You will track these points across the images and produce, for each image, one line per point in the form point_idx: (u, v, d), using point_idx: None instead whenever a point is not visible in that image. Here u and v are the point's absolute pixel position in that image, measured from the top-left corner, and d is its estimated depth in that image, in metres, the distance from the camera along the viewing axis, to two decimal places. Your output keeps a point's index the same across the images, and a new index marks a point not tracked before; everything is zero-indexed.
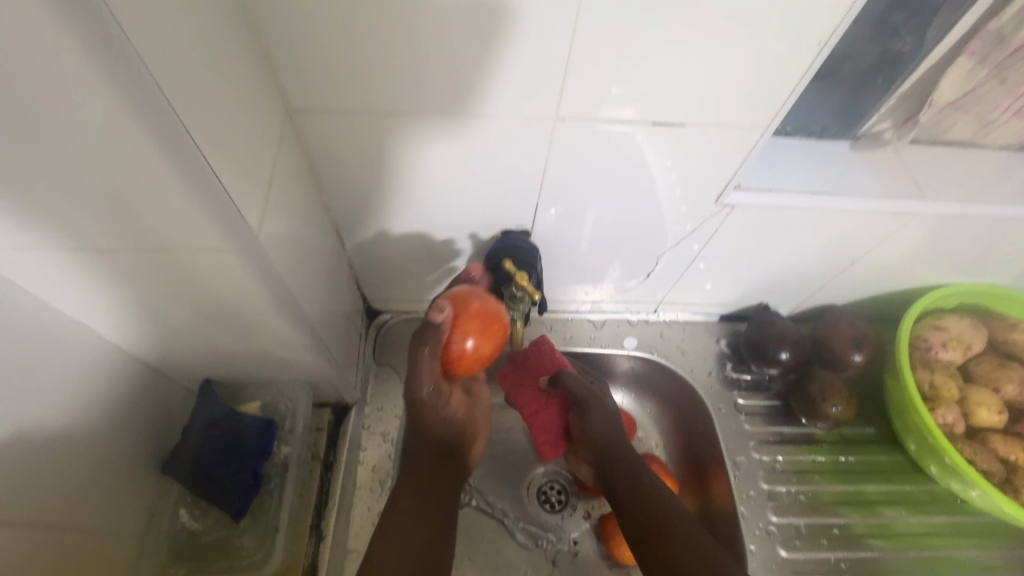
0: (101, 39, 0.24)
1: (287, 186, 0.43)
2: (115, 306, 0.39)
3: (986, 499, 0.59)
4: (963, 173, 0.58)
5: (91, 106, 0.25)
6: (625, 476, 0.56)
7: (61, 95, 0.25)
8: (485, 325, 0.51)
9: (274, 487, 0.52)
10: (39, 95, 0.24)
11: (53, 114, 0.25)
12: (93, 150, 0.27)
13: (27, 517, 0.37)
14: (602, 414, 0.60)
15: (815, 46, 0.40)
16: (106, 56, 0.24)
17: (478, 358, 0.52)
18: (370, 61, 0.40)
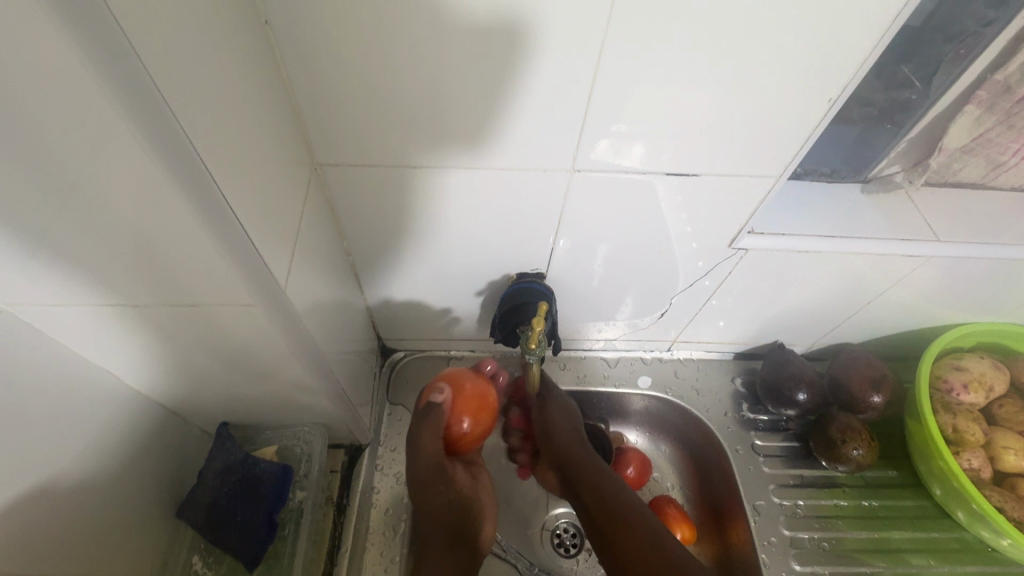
0: (153, 121, 0.25)
1: (311, 236, 0.44)
2: (140, 354, 0.40)
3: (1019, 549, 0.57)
4: (977, 216, 0.58)
5: (139, 178, 0.27)
6: (588, 476, 0.56)
7: (115, 169, 0.26)
8: (475, 404, 0.57)
9: (288, 533, 0.51)
10: (92, 166, 0.26)
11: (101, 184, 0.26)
12: (136, 213, 0.29)
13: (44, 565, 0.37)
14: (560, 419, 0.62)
15: (825, 102, 0.41)
16: (155, 136, 0.26)
17: (474, 433, 0.58)
18: (393, 119, 0.42)
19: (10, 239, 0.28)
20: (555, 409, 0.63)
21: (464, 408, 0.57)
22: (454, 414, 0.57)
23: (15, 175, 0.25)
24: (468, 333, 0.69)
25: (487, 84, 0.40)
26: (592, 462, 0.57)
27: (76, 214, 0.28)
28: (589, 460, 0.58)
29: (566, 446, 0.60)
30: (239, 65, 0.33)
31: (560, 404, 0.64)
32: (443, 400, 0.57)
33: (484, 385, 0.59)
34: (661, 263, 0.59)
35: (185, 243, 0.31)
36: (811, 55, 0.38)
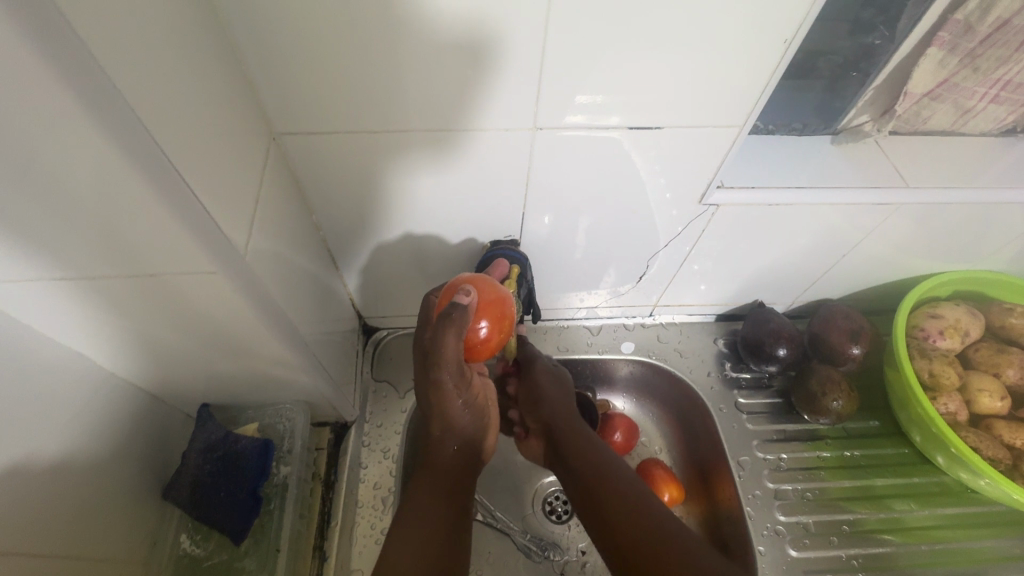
0: (82, 73, 0.24)
1: (274, 207, 0.44)
2: (108, 333, 0.39)
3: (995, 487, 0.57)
4: (946, 163, 0.59)
5: (68, 136, 0.26)
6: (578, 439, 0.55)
7: (54, 131, 0.25)
8: (498, 312, 0.44)
9: (275, 507, 0.51)
10: (13, 122, 0.24)
11: (42, 144, 0.25)
12: (69, 173, 0.27)
13: (29, 543, 0.37)
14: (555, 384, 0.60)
15: (781, 44, 0.41)
16: (84, 90, 0.24)
17: (495, 346, 0.45)
18: (347, 82, 0.41)
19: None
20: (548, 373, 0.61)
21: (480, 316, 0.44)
22: (475, 319, 0.43)
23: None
24: None
25: (437, 43, 0.39)
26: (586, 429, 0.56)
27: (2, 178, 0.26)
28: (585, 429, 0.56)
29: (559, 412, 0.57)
30: (177, 22, 0.31)
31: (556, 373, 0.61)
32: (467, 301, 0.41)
33: (503, 290, 0.47)
34: (637, 227, 0.58)
35: (137, 211, 0.30)
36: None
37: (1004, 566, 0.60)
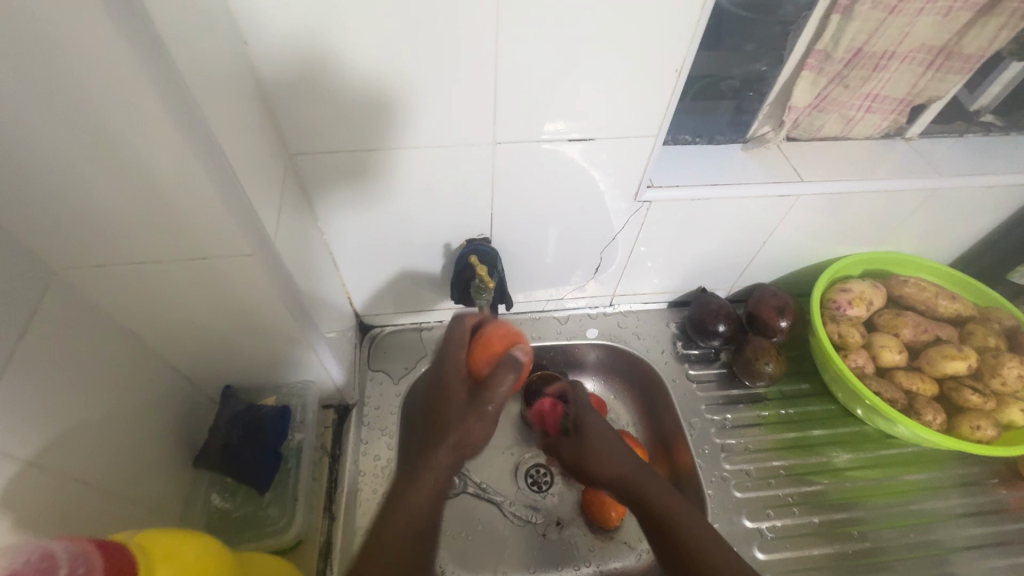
0: (179, 102, 0.35)
1: (289, 214, 0.53)
2: (160, 310, 0.49)
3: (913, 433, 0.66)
4: (837, 161, 0.72)
5: (160, 144, 0.36)
6: (598, 453, 0.56)
7: (156, 142, 0.36)
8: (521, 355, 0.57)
9: (291, 466, 0.60)
10: (130, 130, 0.35)
11: (149, 150, 0.36)
12: (157, 172, 0.37)
13: (107, 475, 0.46)
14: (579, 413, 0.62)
15: (673, 73, 0.51)
16: (176, 112, 0.35)
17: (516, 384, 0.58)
18: (348, 114, 0.51)
19: (65, 198, 0.37)
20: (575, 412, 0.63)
21: (493, 348, 0.55)
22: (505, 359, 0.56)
23: (70, 140, 0.34)
24: (435, 305, 0.80)
25: (412, 80, 0.49)
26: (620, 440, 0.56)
27: (109, 173, 0.37)
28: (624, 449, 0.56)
29: (580, 437, 0.59)
30: (231, 67, 0.42)
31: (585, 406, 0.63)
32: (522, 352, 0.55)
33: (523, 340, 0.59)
34: (590, 227, 0.70)
35: (204, 205, 0.40)
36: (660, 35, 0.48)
37: (915, 494, 0.71)
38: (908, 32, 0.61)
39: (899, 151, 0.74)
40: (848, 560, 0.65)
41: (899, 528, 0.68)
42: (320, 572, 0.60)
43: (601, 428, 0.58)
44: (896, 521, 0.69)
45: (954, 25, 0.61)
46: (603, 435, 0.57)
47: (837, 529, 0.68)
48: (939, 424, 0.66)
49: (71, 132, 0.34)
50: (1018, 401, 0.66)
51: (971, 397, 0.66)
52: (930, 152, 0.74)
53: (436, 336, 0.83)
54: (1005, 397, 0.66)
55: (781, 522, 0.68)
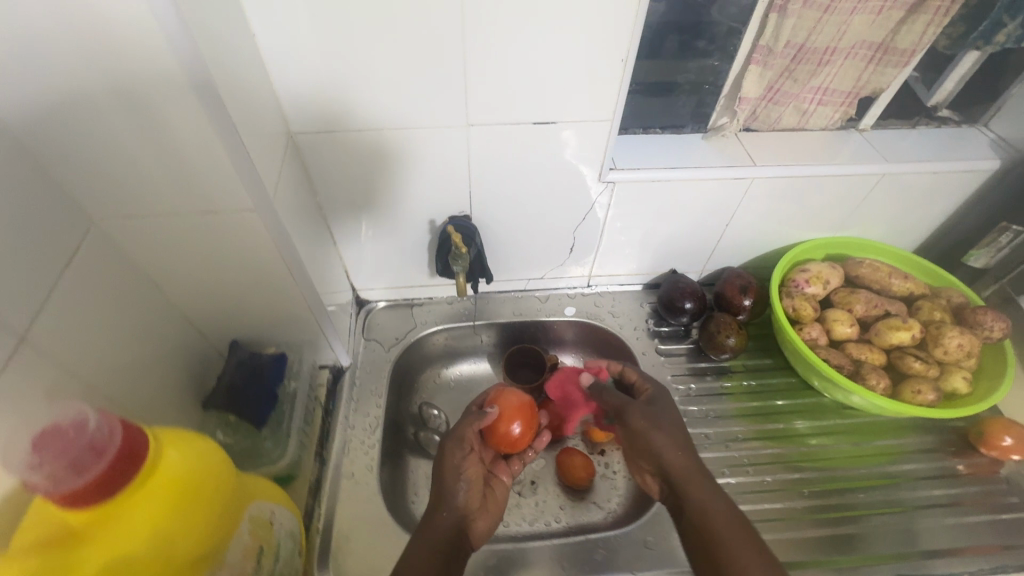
0: (200, 75, 0.42)
1: (289, 184, 0.62)
2: (178, 262, 0.56)
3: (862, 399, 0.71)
4: (793, 149, 0.78)
5: (182, 109, 0.44)
6: (661, 459, 0.61)
7: (177, 106, 0.43)
8: (523, 413, 0.74)
9: (286, 409, 0.67)
10: (157, 95, 0.42)
11: (173, 113, 0.44)
12: (178, 133, 0.45)
13: (128, 397, 0.54)
14: (652, 398, 0.68)
15: (620, 63, 0.58)
16: (199, 84, 0.42)
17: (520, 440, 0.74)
18: (341, 98, 0.59)
19: (102, 154, 0.45)
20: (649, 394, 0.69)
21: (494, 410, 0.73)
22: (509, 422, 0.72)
23: (109, 103, 0.42)
24: (425, 281, 0.88)
25: (394, 69, 0.57)
26: (687, 442, 0.61)
27: (139, 131, 0.44)
28: (682, 447, 0.61)
29: (648, 426, 0.63)
30: (246, 54, 0.51)
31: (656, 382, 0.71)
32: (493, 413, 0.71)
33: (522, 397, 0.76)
34: (562, 208, 0.77)
35: (216, 164, 0.48)
36: (608, 28, 0.55)
37: (864, 459, 0.76)
38: (845, 29, 0.67)
39: (853, 141, 0.80)
40: (813, 514, 0.70)
41: (863, 491, 0.73)
42: (311, 506, 0.67)
43: (665, 433, 0.62)
44: (859, 483, 0.74)
45: (888, 23, 0.67)
46: (668, 436, 0.62)
47: (805, 487, 0.73)
48: (883, 389, 0.71)
49: (110, 95, 0.42)
50: (960, 368, 0.70)
51: (914, 363, 0.71)
52: (881, 142, 0.80)
53: (426, 310, 0.91)
54: (948, 365, 0.71)
55: (736, 479, 0.74)
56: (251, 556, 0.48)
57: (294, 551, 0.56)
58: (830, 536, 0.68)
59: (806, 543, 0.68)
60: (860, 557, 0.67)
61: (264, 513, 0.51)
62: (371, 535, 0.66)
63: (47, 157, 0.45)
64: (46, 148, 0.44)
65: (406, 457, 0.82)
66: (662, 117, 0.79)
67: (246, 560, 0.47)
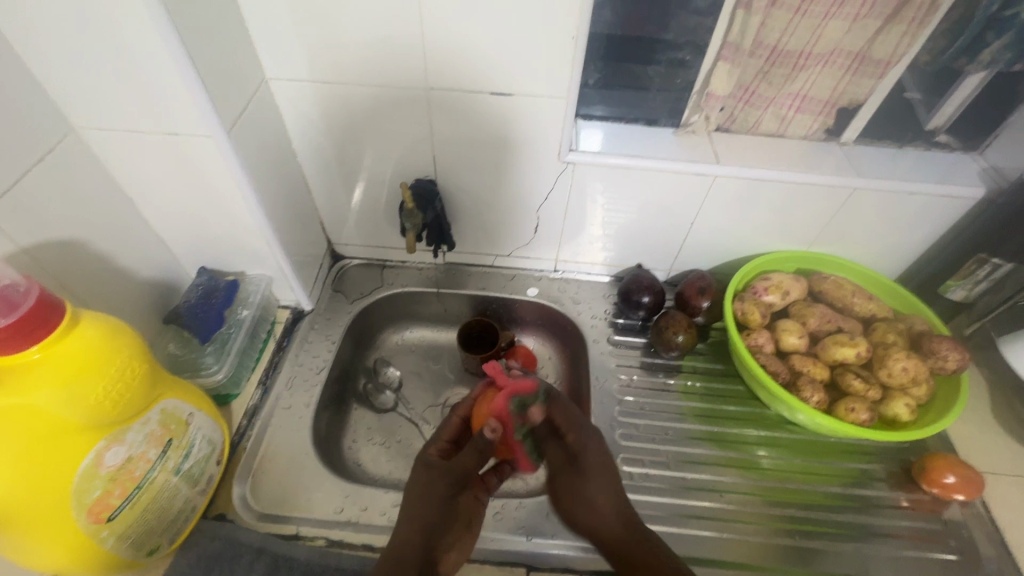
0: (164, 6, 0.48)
1: (261, 127, 0.67)
2: (148, 180, 0.63)
3: (805, 417, 0.69)
4: (765, 152, 0.77)
5: (146, 34, 0.49)
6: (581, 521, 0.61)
7: (137, 31, 0.48)
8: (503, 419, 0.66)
9: (232, 331, 0.72)
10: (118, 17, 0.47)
11: (133, 36, 0.49)
12: (141, 55, 0.50)
13: (84, 290, 0.60)
14: (580, 442, 0.64)
15: (571, 40, 0.61)
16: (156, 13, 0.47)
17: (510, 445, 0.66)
18: (314, 53, 0.64)
19: (78, 66, 0.51)
20: (574, 436, 0.65)
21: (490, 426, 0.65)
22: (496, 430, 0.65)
23: (83, 19, 0.48)
24: (395, 243, 0.92)
25: (362, 27, 0.61)
26: (617, 495, 0.62)
27: (107, 51, 0.50)
28: (613, 507, 0.61)
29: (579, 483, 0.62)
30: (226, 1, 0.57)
31: (578, 417, 0.66)
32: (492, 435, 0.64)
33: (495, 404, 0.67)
34: (523, 184, 0.79)
35: (174, 86, 0.53)
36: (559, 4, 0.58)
37: (799, 474, 0.74)
38: (819, 34, 0.67)
39: (834, 153, 0.78)
40: (768, 523, 0.69)
41: (822, 509, 0.71)
42: (243, 425, 0.71)
43: (598, 489, 0.62)
44: (818, 500, 0.72)
45: (864, 32, 0.66)
46: (597, 493, 0.62)
47: (759, 496, 0.72)
48: (817, 403, 0.69)
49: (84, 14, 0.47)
50: (904, 395, 0.68)
51: (854, 382, 0.69)
52: (863, 156, 0.78)
53: (395, 272, 0.95)
54: (892, 390, 0.68)
55: (656, 472, 0.73)
56: (156, 444, 0.53)
57: (210, 455, 0.61)
58: (792, 547, 0.67)
59: (715, 544, 0.67)
60: (820, 573, 0.66)
61: (180, 412, 0.56)
62: (290, 461, 0.70)
63: (34, 64, 0.51)
64: (33, 55, 0.50)
65: (350, 404, 0.86)
66: (636, 109, 0.80)
67: (150, 445, 0.52)
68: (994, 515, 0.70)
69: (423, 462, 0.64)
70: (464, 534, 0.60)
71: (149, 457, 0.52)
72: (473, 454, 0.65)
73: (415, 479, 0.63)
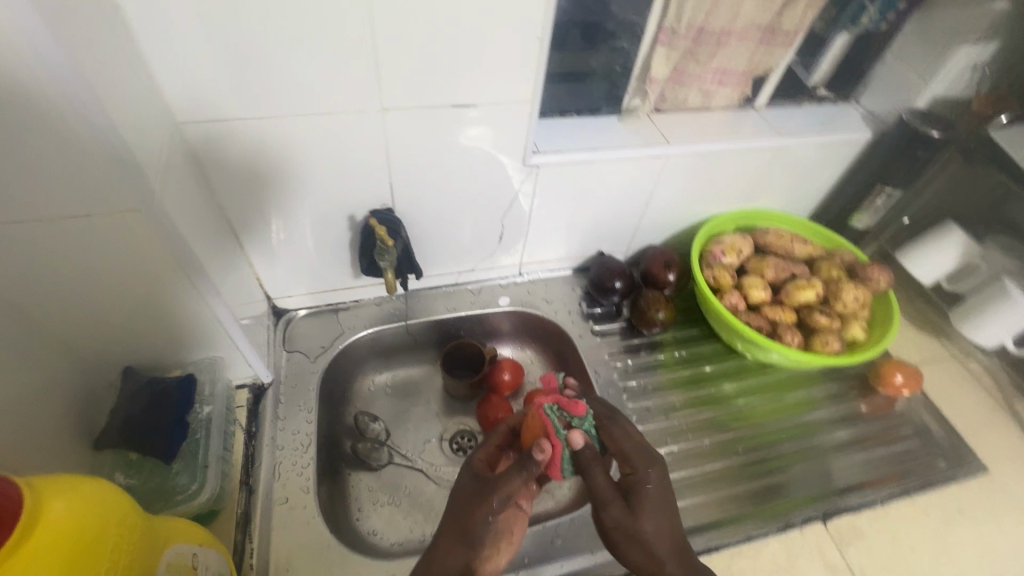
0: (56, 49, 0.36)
1: (180, 184, 0.53)
2: (46, 279, 0.48)
3: (790, 359, 0.77)
4: (702, 126, 0.82)
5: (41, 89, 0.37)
6: (631, 559, 0.53)
7: (27, 90, 0.37)
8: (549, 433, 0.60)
9: (200, 436, 0.60)
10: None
11: (21, 97, 0.37)
12: (30, 116, 0.38)
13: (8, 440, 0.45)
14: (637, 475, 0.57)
15: (536, 41, 0.58)
16: (53, 58, 0.36)
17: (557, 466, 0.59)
18: (238, 86, 0.53)
19: None
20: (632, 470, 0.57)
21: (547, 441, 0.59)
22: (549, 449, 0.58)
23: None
24: (349, 283, 0.82)
25: (299, 49, 0.52)
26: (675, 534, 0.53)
27: None
28: (669, 546, 0.53)
29: (628, 519, 0.54)
30: (117, 36, 0.45)
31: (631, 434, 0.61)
32: (543, 457, 0.56)
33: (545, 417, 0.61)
34: (487, 195, 0.75)
35: (82, 157, 0.41)
36: (521, 4, 0.54)
37: (785, 410, 0.83)
38: (738, 12, 0.72)
39: (752, 118, 0.85)
40: (741, 470, 0.75)
41: (805, 437, 0.80)
42: (240, 541, 0.60)
43: (650, 526, 0.53)
44: (805, 428, 0.81)
45: (772, 6, 0.73)
46: (653, 530, 0.53)
47: (741, 444, 0.78)
48: (798, 344, 0.77)
49: None
50: (858, 319, 0.79)
51: (820, 318, 0.78)
52: (777, 116, 0.86)
53: (352, 314, 0.85)
54: (848, 317, 0.79)
55: (678, 446, 0.77)
56: None
57: None
58: (764, 486, 0.74)
59: (741, 496, 0.72)
60: (810, 495, 0.73)
61: (185, 558, 0.45)
62: (310, 564, 0.60)
63: None
64: None
65: (344, 472, 0.77)
66: (578, 101, 0.80)
67: None
68: (930, 398, 0.85)
69: (471, 471, 0.58)
70: (505, 553, 0.55)
71: None
72: (521, 479, 0.56)
73: (459, 492, 0.56)
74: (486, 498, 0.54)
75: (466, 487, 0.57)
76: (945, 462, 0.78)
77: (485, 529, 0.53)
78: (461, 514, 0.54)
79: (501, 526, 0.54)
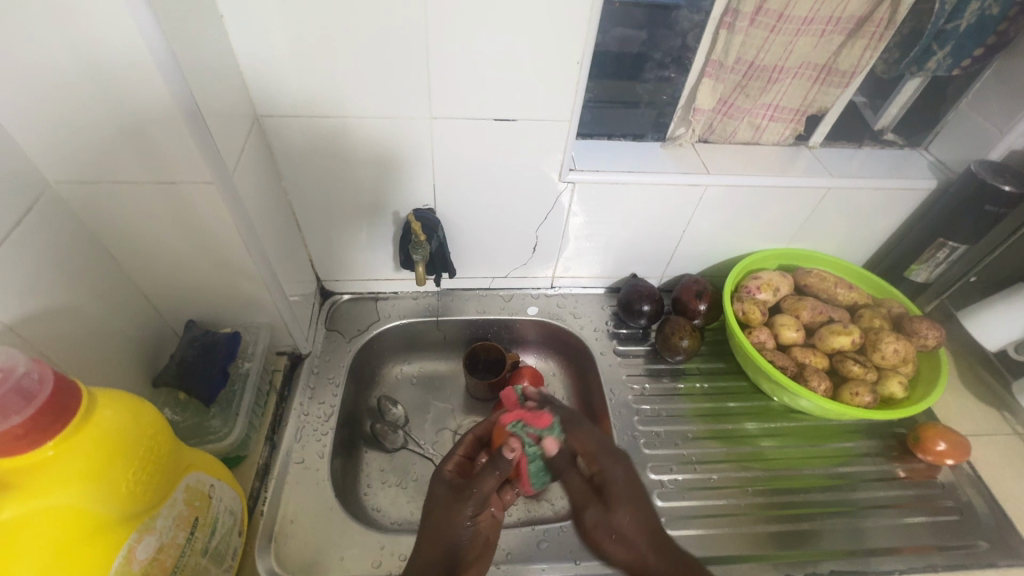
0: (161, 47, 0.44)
1: (252, 166, 0.62)
2: (135, 233, 0.58)
3: (815, 405, 0.73)
4: (747, 159, 0.82)
5: (146, 77, 0.45)
6: (613, 555, 0.56)
7: (136, 76, 0.45)
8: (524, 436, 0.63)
9: (237, 388, 0.68)
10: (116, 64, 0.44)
11: (131, 80, 0.45)
12: (135, 98, 0.46)
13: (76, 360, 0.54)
14: (603, 469, 0.59)
15: (576, 65, 0.62)
16: (159, 52, 0.44)
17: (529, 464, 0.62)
18: (309, 87, 0.62)
19: (61, 115, 0.47)
20: (597, 467, 0.60)
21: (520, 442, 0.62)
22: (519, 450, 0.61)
23: (74, 71, 0.44)
24: (389, 275, 0.89)
25: (361, 59, 0.60)
26: (648, 523, 0.55)
27: (98, 99, 0.46)
28: (645, 535, 0.55)
29: (606, 516, 0.56)
30: (216, 41, 0.54)
31: (602, 442, 0.61)
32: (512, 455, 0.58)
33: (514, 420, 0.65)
34: (523, 206, 0.79)
35: (171, 132, 0.49)
36: (564, 30, 0.59)
37: (808, 459, 0.79)
38: (791, 50, 0.72)
39: (804, 157, 0.84)
40: (755, 512, 0.72)
41: (827, 490, 0.75)
42: (256, 488, 0.66)
43: (624, 519, 0.55)
44: (827, 481, 0.76)
45: (830, 46, 0.72)
46: (629, 526, 0.55)
47: (754, 486, 0.75)
48: (824, 390, 0.74)
49: (77, 62, 0.44)
50: (897, 374, 0.74)
51: (853, 367, 0.74)
52: (832, 157, 0.84)
53: (390, 304, 0.92)
54: (886, 371, 0.75)
55: (684, 476, 0.75)
56: (184, 526, 0.48)
57: (233, 526, 0.56)
58: (783, 532, 0.71)
59: (743, 538, 0.70)
60: (827, 551, 0.69)
61: (203, 486, 0.51)
62: (312, 521, 0.65)
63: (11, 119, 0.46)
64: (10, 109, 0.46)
65: (360, 448, 0.82)
66: (623, 126, 0.83)
67: (178, 529, 0.47)
68: (979, 474, 0.78)
69: (445, 480, 0.60)
70: (482, 551, 0.58)
71: (179, 542, 0.47)
72: (495, 479, 0.57)
73: (435, 498, 0.57)
74: (464, 502, 0.56)
75: (441, 492, 0.58)
76: (986, 544, 0.71)
77: (464, 532, 0.56)
78: (439, 518, 0.56)
79: (478, 528, 0.57)
